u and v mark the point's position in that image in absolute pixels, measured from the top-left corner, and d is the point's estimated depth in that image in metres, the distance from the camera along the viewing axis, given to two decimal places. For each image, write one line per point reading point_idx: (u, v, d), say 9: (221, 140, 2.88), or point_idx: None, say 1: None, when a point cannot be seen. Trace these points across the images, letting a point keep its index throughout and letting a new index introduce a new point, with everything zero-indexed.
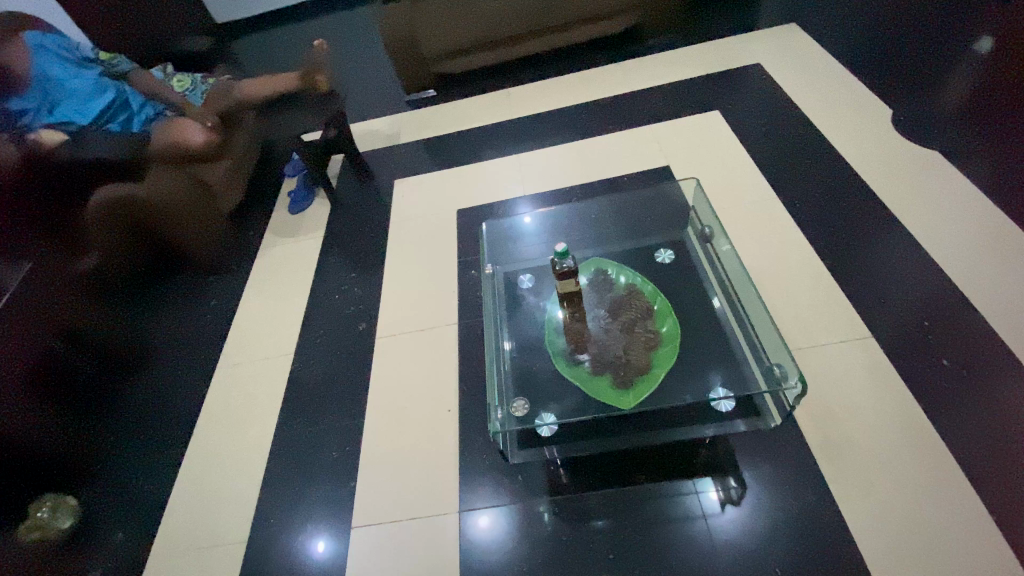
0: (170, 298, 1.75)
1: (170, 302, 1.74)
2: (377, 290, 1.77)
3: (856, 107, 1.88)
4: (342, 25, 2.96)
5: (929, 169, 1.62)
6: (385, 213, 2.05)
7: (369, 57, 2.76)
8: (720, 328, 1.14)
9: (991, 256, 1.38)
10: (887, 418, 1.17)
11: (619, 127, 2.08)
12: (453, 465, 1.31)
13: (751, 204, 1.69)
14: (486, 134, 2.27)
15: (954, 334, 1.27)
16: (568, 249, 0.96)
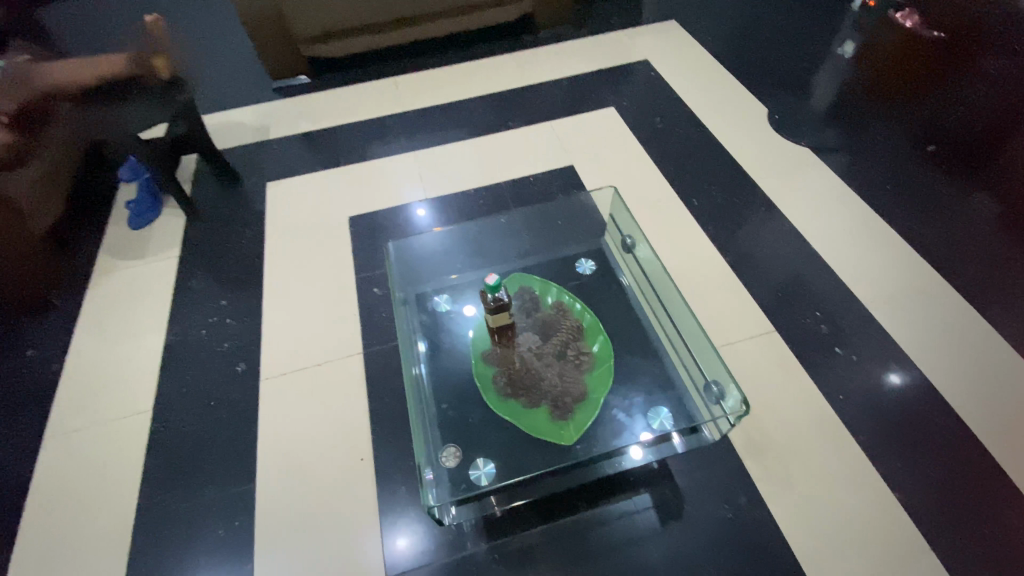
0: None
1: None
2: (259, 320, 1.49)
3: (739, 105, 1.98)
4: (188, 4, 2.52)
5: (805, 164, 1.76)
6: (260, 225, 1.75)
7: (226, 42, 2.37)
8: (652, 347, 1.10)
9: (863, 246, 1.53)
10: (800, 412, 1.23)
11: (519, 121, 1.99)
12: (373, 522, 1.14)
13: (656, 203, 1.69)
14: (374, 129, 2.04)
15: (843, 323, 1.38)
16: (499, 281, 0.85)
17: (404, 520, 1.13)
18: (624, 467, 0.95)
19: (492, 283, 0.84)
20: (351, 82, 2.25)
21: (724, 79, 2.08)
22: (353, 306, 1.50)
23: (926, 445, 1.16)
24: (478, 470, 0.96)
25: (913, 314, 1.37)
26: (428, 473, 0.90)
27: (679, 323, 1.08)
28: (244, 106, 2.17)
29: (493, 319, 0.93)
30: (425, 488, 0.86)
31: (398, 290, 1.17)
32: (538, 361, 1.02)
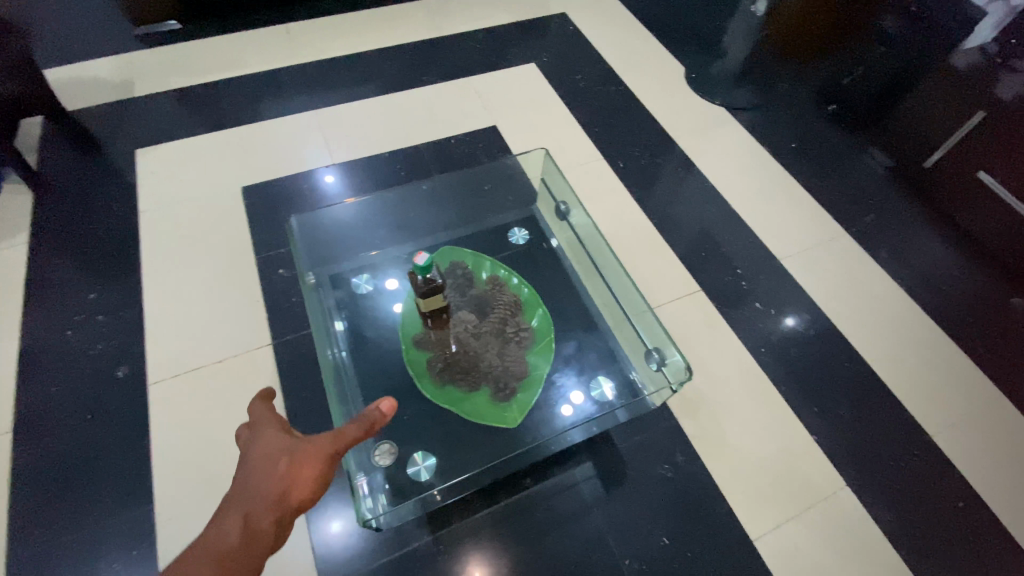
0: None
1: None
2: (141, 315, 1.27)
3: (657, 62, 1.95)
4: None
5: (720, 123, 1.78)
6: (131, 200, 1.48)
7: None
8: (592, 319, 1.07)
9: (775, 203, 1.59)
10: (727, 368, 1.28)
11: (432, 77, 1.82)
12: (300, 529, 1.03)
13: (581, 165, 1.64)
14: (265, 84, 1.77)
15: (762, 278, 1.44)
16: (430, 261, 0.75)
17: (337, 524, 1.03)
18: (572, 441, 0.90)
19: (421, 265, 0.74)
20: (233, 27, 1.93)
21: (641, 35, 2.04)
22: (257, 291, 1.32)
23: (836, 387, 1.26)
24: (417, 466, 0.90)
25: (822, 267, 1.46)
26: (360, 479, 0.81)
27: (618, 291, 1.04)
28: (95, 57, 1.79)
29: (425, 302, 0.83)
30: (359, 498, 0.77)
31: (307, 273, 1.02)
32: (476, 342, 0.95)
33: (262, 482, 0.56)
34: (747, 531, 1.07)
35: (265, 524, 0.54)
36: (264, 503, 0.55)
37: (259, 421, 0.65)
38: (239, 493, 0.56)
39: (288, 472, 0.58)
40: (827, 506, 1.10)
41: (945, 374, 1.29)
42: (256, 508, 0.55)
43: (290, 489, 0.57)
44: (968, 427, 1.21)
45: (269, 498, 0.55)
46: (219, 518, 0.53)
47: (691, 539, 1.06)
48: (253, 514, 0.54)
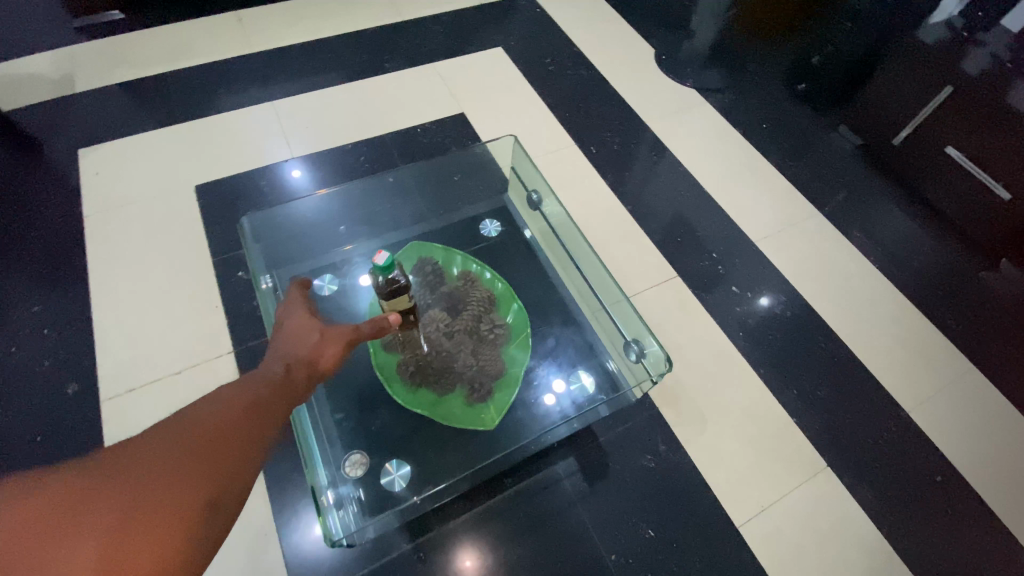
0: None
1: None
2: (90, 327, 1.19)
3: (626, 44, 1.91)
4: None
5: (691, 105, 1.76)
6: (74, 204, 1.38)
7: None
8: (570, 312, 1.04)
9: (748, 185, 1.58)
10: (706, 353, 1.26)
11: (395, 64, 1.75)
12: (272, 544, 0.98)
13: (552, 151, 1.60)
14: (216, 76, 1.67)
15: (737, 262, 1.42)
16: (391, 261, 0.70)
17: (310, 539, 0.98)
18: (551, 440, 0.87)
19: (382, 265, 0.69)
20: (181, 15, 1.81)
21: (609, 16, 2.00)
22: (215, 296, 1.25)
23: (813, 368, 1.26)
24: (390, 475, 0.86)
25: (796, 248, 1.46)
26: (326, 495, 0.76)
27: (593, 282, 1.01)
28: (27, 50, 1.66)
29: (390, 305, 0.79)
30: (326, 517, 0.72)
31: (262, 279, 0.96)
32: (448, 342, 0.91)
33: (298, 345, 0.70)
34: (732, 517, 1.06)
35: (301, 378, 0.66)
36: (298, 360, 0.68)
37: (295, 304, 0.77)
38: (278, 354, 0.68)
39: (320, 345, 0.70)
40: (808, 487, 1.10)
41: (918, 349, 1.30)
42: (294, 363, 0.67)
43: (319, 358, 0.69)
44: (942, 401, 1.23)
45: (303, 362, 0.67)
46: (266, 363, 0.67)
47: (676, 529, 1.04)
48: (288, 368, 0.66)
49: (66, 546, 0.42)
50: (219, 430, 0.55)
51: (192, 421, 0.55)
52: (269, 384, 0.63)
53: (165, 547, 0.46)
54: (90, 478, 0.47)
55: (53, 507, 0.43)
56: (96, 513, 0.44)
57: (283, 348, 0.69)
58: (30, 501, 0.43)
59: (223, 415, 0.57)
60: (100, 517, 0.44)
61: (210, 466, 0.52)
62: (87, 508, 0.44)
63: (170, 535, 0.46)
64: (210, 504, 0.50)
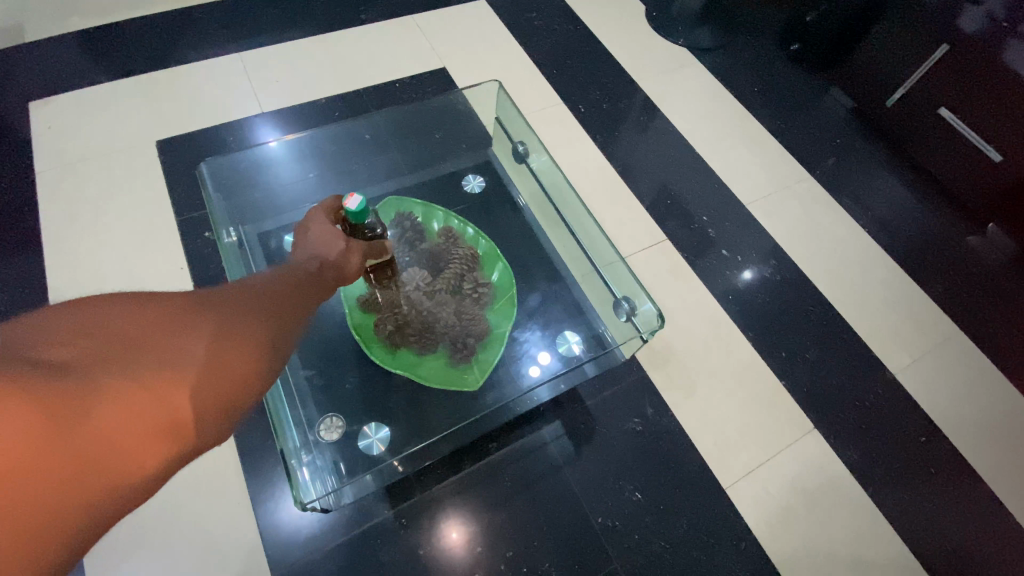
0: None
1: None
2: (44, 289, 1.11)
3: (615, 1, 1.83)
4: None
5: (683, 65, 1.70)
6: (23, 160, 1.27)
7: None
8: (556, 270, 1.00)
9: (739, 148, 1.54)
10: (695, 317, 1.24)
11: (372, 15, 1.64)
12: (247, 511, 0.94)
13: (539, 111, 1.53)
14: (178, 24, 1.56)
15: (728, 226, 1.39)
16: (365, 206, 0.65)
17: (287, 507, 0.94)
18: (538, 403, 0.86)
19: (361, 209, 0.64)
20: None
21: None
22: (182, 259, 1.17)
23: (801, 331, 1.24)
24: (368, 439, 0.82)
25: (785, 212, 1.43)
26: (297, 455, 0.72)
27: (582, 238, 0.96)
28: None
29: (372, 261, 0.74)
30: (296, 479, 0.68)
31: (225, 233, 0.88)
32: (430, 300, 0.86)
33: (329, 240, 0.65)
34: (718, 479, 1.05)
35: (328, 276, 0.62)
36: (334, 255, 0.63)
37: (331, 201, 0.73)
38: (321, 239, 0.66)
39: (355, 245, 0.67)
40: (794, 449, 1.10)
41: (905, 312, 1.30)
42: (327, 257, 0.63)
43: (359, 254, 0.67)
44: (927, 363, 1.23)
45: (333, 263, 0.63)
46: (302, 255, 0.63)
47: (663, 491, 1.03)
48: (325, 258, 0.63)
49: (159, 348, 0.39)
50: (282, 292, 0.53)
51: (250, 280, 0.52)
52: (310, 270, 0.59)
53: (235, 376, 0.43)
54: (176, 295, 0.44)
55: (144, 314, 0.41)
56: (184, 327, 0.42)
57: (309, 249, 0.64)
58: (127, 305, 0.41)
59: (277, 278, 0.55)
60: (193, 329, 0.42)
61: (276, 315, 0.50)
62: (175, 320, 0.42)
63: (246, 365, 0.45)
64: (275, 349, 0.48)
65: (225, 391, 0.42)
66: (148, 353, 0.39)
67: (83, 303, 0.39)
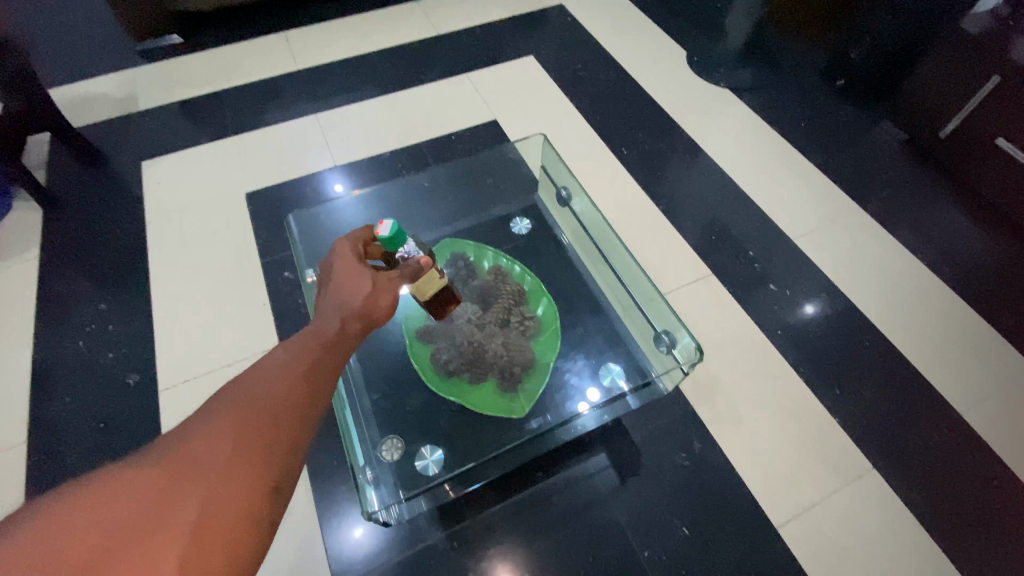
0: None
1: None
2: (150, 322, 1.29)
3: (657, 48, 1.92)
4: None
5: (725, 105, 1.75)
6: (138, 212, 1.49)
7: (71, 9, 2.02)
8: (598, 304, 1.05)
9: (785, 183, 1.55)
10: (741, 351, 1.24)
11: (430, 75, 1.82)
12: (313, 528, 1.02)
13: (584, 154, 1.62)
14: (265, 92, 1.79)
15: (774, 259, 1.40)
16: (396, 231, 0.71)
17: (348, 526, 1.02)
18: (582, 431, 0.90)
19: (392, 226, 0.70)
20: (233, 39, 1.94)
21: (639, 22, 2.01)
22: (264, 296, 1.32)
23: (855, 366, 1.21)
24: (425, 459, 0.88)
25: (834, 245, 1.42)
26: (364, 471, 0.79)
27: (623, 273, 1.02)
28: (100, 74, 1.83)
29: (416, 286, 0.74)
30: (363, 493, 0.75)
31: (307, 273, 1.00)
32: (480, 333, 0.93)
33: (352, 294, 0.65)
34: (770, 517, 1.03)
35: (352, 330, 0.62)
36: (354, 313, 0.64)
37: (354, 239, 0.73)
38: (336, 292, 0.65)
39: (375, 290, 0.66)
40: (852, 489, 1.06)
41: (972, 349, 1.24)
42: (349, 317, 0.63)
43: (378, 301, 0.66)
44: (1000, 403, 1.16)
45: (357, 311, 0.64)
46: (321, 321, 0.62)
47: (712, 527, 1.02)
48: (345, 322, 0.62)
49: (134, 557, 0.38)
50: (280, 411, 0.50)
51: (246, 404, 0.50)
52: (329, 336, 0.60)
53: (244, 512, 0.44)
54: (135, 494, 0.41)
55: (111, 523, 0.39)
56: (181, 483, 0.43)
57: (335, 298, 0.65)
58: (95, 514, 0.39)
59: (277, 387, 0.52)
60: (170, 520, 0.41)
61: (283, 422, 0.50)
62: (167, 490, 0.42)
63: (229, 553, 0.43)
64: (286, 460, 0.49)
65: (229, 551, 0.43)
66: (131, 553, 0.39)
67: (70, 495, 0.40)
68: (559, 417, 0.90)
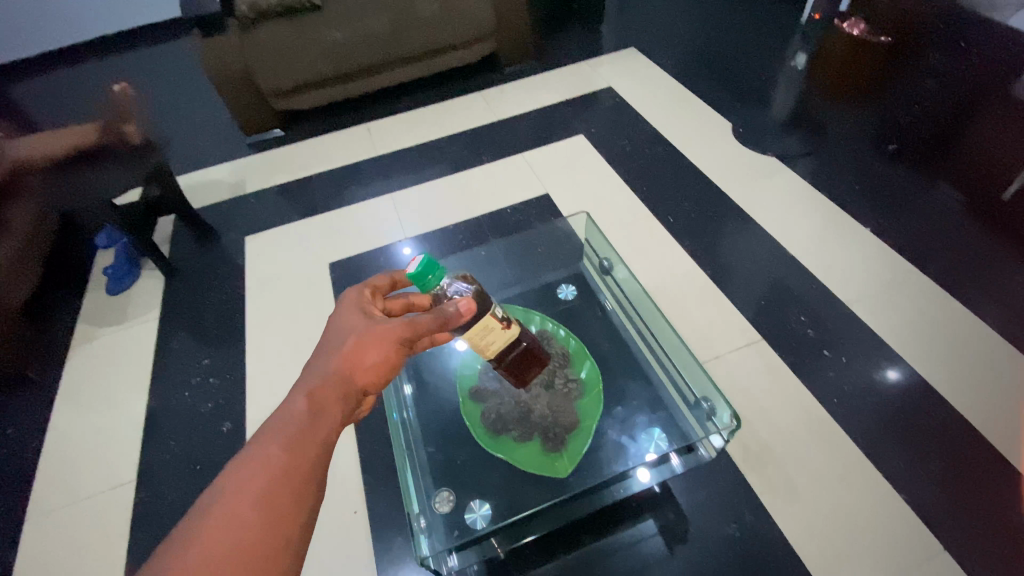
0: None
1: None
2: (242, 377, 1.47)
3: (703, 121, 2.03)
4: (164, 87, 2.69)
5: (772, 173, 1.80)
6: (239, 280, 1.74)
7: (201, 114, 2.46)
8: (641, 367, 1.10)
9: (837, 248, 1.55)
10: (794, 418, 1.22)
11: (490, 155, 2.02)
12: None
13: (631, 223, 1.71)
14: (348, 175, 2.05)
15: (827, 324, 1.38)
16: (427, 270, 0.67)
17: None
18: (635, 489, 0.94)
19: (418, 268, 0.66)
20: (324, 131, 2.26)
21: (685, 98, 2.14)
22: None
23: (922, 438, 1.16)
24: (474, 513, 0.93)
25: (893, 309, 1.39)
26: (418, 519, 0.87)
27: (663, 339, 1.07)
28: (218, 164, 2.18)
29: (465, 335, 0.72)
30: (417, 539, 0.83)
31: None
32: (527, 394, 1.01)
33: (329, 362, 0.63)
34: None
35: (331, 397, 0.61)
36: (330, 383, 0.61)
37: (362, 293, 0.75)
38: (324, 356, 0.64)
39: (363, 346, 0.65)
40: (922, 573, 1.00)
41: None
42: (323, 388, 0.61)
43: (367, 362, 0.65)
44: None
45: (338, 373, 0.62)
46: (291, 397, 0.59)
47: None
48: (315, 396, 0.60)
49: None
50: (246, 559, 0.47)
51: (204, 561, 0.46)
52: (296, 420, 0.57)
53: None
54: None
55: None
56: None
57: (312, 367, 0.64)
58: None
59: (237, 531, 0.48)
60: None
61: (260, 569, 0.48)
62: None
63: None
64: None
65: None
66: None
67: None
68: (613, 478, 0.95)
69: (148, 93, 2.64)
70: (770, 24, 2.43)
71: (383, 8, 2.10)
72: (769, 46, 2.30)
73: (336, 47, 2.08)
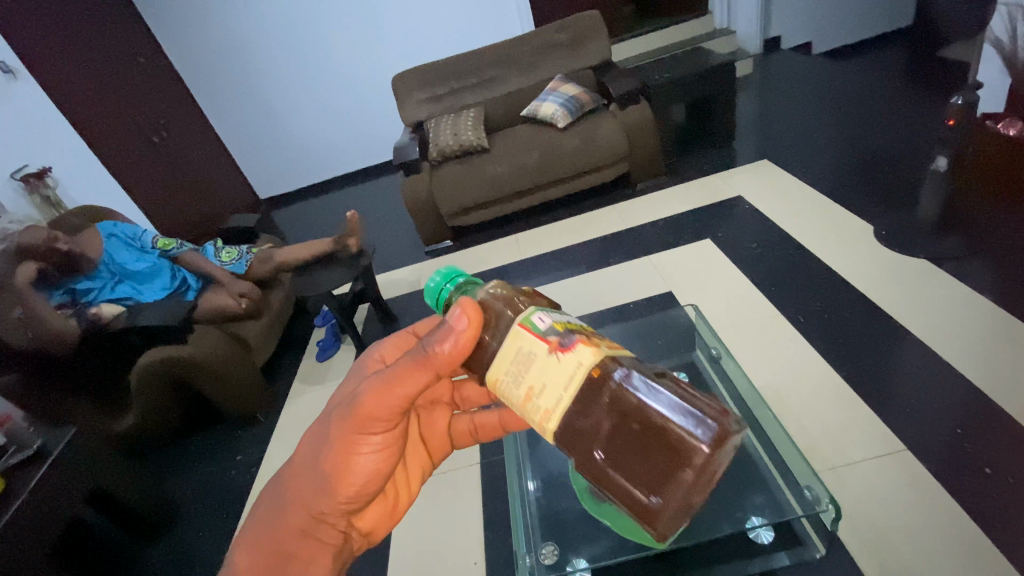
0: (190, 453, 2.06)
1: (185, 456, 2.05)
2: None
3: (841, 225, 2.02)
4: (374, 212, 3.55)
5: (922, 276, 1.70)
6: None
7: (396, 231, 3.19)
8: (748, 453, 1.13)
9: (1007, 358, 1.39)
10: (945, 542, 1.09)
11: (619, 258, 2.25)
12: None
13: (756, 321, 1.74)
14: (498, 273, 2.44)
15: (990, 437, 1.24)
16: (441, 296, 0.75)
17: None
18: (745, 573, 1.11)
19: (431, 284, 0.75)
20: (484, 240, 2.75)
21: (821, 204, 2.17)
22: None
23: None
24: (575, 567, 1.02)
25: None
26: (525, 559, 1.02)
27: (767, 426, 1.10)
28: (404, 267, 2.78)
29: (495, 366, 0.61)
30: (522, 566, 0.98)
31: None
32: None
33: (279, 505, 0.74)
34: None
35: (281, 542, 0.72)
36: (276, 528, 0.73)
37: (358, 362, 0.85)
38: (280, 479, 0.76)
39: (309, 465, 0.73)
40: None
41: None
42: (272, 533, 0.73)
43: (313, 484, 0.72)
44: None
45: (283, 514, 0.73)
46: (242, 553, 0.72)
47: None
48: (258, 546, 0.72)
49: None
50: None
51: None
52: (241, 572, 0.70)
53: None
54: None
55: None
56: None
57: (266, 508, 0.76)
58: None
59: None
60: None
61: None
62: None
63: None
64: None
65: None
66: None
67: None
68: (722, 559, 1.14)
69: (363, 216, 3.51)
70: (922, 131, 2.39)
71: (535, 147, 2.62)
72: (919, 152, 2.26)
73: (499, 177, 2.62)
